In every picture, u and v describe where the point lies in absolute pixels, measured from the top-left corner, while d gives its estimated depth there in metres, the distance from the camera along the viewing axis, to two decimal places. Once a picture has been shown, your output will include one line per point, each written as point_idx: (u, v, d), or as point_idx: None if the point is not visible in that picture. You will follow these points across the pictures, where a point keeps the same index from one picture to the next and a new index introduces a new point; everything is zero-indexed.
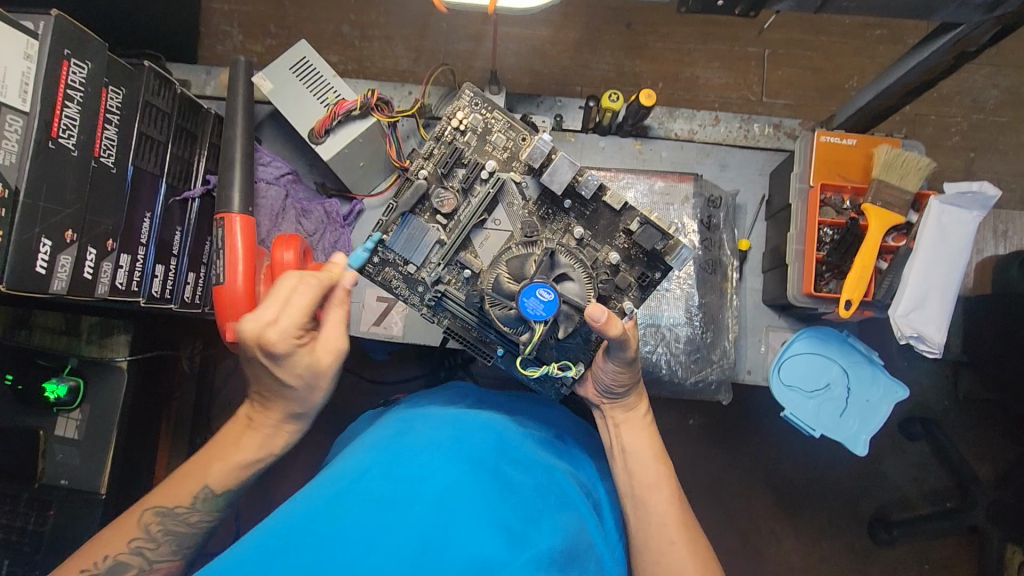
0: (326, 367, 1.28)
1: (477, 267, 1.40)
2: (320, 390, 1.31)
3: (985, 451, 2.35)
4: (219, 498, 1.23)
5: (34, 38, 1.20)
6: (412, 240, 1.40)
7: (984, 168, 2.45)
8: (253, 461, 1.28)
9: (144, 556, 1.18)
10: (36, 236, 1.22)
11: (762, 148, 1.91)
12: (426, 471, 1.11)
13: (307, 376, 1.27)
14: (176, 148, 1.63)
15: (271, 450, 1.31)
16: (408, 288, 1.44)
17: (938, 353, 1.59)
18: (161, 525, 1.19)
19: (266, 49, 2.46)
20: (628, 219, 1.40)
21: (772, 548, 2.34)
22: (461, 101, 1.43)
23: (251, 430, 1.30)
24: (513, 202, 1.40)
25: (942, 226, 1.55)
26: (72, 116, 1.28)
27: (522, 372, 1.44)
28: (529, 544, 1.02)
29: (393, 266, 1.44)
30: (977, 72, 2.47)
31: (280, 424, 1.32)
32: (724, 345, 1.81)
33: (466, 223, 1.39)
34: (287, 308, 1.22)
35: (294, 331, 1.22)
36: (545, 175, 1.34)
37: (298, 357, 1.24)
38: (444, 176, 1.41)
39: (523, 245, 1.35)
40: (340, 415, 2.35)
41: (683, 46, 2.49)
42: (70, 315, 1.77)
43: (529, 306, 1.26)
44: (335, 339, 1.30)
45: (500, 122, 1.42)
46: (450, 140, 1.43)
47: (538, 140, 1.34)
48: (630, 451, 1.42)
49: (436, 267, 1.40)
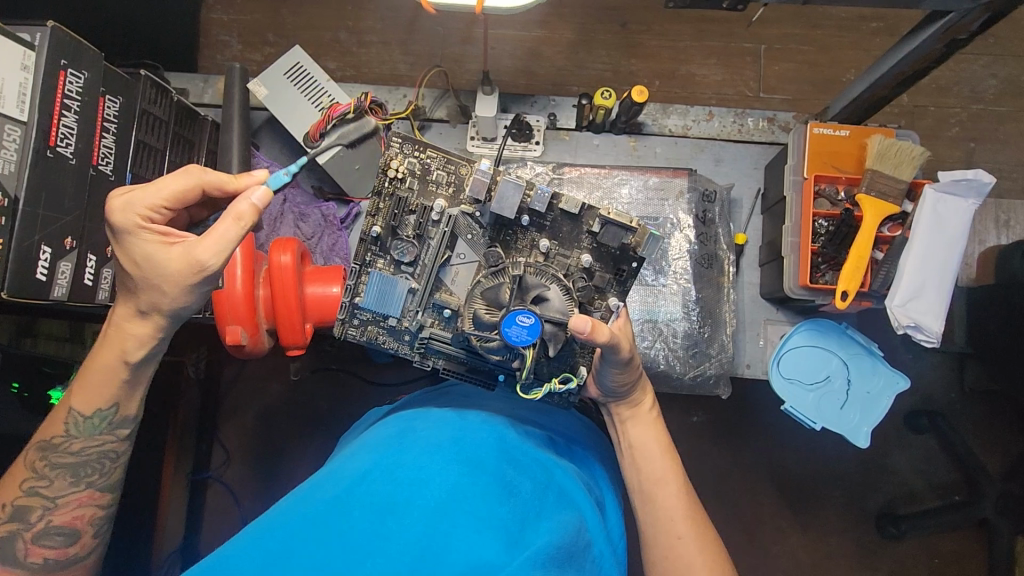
0: (172, 271, 1.16)
1: (455, 305, 1.43)
2: (168, 293, 1.18)
3: (994, 442, 2.33)
4: (89, 418, 1.23)
5: (31, 49, 1.23)
6: (384, 295, 1.43)
7: (985, 157, 2.43)
8: (110, 371, 1.23)
9: (43, 495, 1.19)
10: (36, 242, 1.24)
11: (757, 142, 1.91)
12: (426, 472, 1.10)
13: (144, 268, 1.17)
14: (174, 155, 1.65)
15: (123, 353, 1.22)
16: (395, 340, 1.49)
17: (937, 342, 1.58)
18: (46, 460, 1.21)
19: (264, 57, 2.48)
20: (591, 219, 1.39)
21: (778, 544, 2.32)
22: (391, 150, 1.44)
23: (102, 344, 1.24)
24: (470, 233, 1.42)
25: (938, 214, 1.55)
26: (70, 125, 1.31)
27: (524, 398, 1.41)
28: (528, 544, 1.03)
29: (375, 323, 1.48)
30: (974, 62, 2.47)
31: (126, 323, 1.22)
32: (722, 339, 1.81)
33: (431, 266, 1.42)
34: (152, 186, 1.19)
35: (140, 209, 1.18)
36: (493, 204, 1.35)
37: (140, 241, 1.17)
38: (397, 228, 1.43)
39: (491, 275, 1.35)
40: (344, 418, 2.37)
41: (679, 44, 2.49)
42: (75, 323, 1.80)
43: (513, 335, 1.24)
44: (197, 247, 1.15)
45: (437, 159, 1.44)
46: (392, 191, 1.44)
47: (477, 173, 1.36)
48: (637, 448, 1.43)
49: (417, 316, 1.45)
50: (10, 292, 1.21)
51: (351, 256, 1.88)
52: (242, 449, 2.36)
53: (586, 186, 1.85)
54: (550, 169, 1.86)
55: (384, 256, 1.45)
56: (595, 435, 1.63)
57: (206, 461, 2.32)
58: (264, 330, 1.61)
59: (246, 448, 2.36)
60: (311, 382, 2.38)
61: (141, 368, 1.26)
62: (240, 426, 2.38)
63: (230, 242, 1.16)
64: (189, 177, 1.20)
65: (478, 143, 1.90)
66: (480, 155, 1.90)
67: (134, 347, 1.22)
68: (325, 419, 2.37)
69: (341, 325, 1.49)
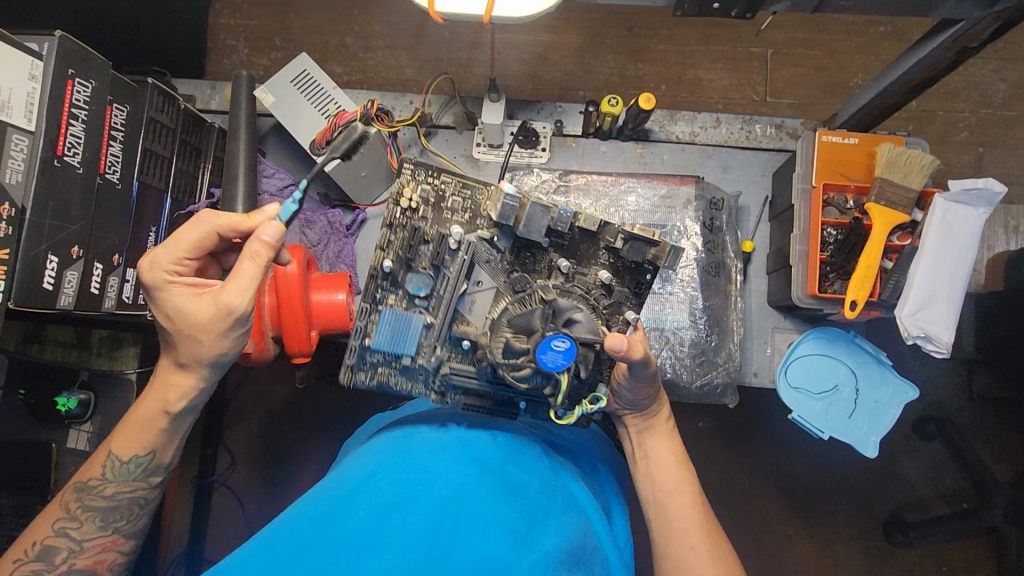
0: (202, 319, 1.20)
1: (475, 335, 1.37)
2: (203, 341, 1.22)
3: (1002, 450, 2.30)
4: (127, 464, 1.25)
5: (39, 58, 1.23)
6: (399, 333, 1.39)
7: (994, 163, 2.41)
8: (151, 419, 1.26)
9: (71, 536, 1.21)
10: (42, 252, 1.25)
11: (765, 148, 1.90)
12: (432, 474, 1.11)
13: (176, 320, 1.22)
14: (181, 163, 1.65)
15: (162, 404, 1.26)
16: (409, 380, 1.44)
17: (946, 353, 1.56)
18: (81, 502, 1.23)
19: (271, 62, 2.48)
20: (610, 235, 1.38)
21: (785, 551, 2.31)
22: (403, 178, 1.40)
23: (147, 391, 1.28)
24: (489, 259, 1.37)
25: (948, 224, 1.54)
26: (77, 135, 1.31)
27: (558, 421, 1.36)
28: (535, 546, 1.04)
29: (386, 364, 1.43)
30: (984, 66, 2.45)
31: (169, 374, 1.27)
32: (729, 348, 1.80)
33: (448, 298, 1.36)
34: (172, 242, 1.24)
35: (166, 265, 1.24)
36: (521, 227, 1.30)
37: (170, 294, 1.23)
38: (411, 260, 1.39)
39: (519, 303, 1.31)
40: (348, 422, 2.37)
41: (685, 48, 2.48)
42: (82, 330, 1.75)
43: (548, 360, 1.20)
44: (225, 293, 1.19)
45: (451, 184, 1.40)
46: (405, 221, 1.40)
47: (504, 198, 1.29)
48: (653, 458, 1.43)
49: (433, 351, 1.39)
50: (18, 302, 1.22)
51: (356, 264, 1.87)
52: (248, 454, 2.36)
53: (593, 194, 1.85)
54: (556, 176, 1.86)
55: (395, 292, 1.41)
56: (607, 447, 1.62)
57: (213, 466, 2.32)
58: (269, 338, 1.59)
59: (251, 452, 2.36)
60: (316, 388, 2.38)
61: (184, 417, 1.30)
62: (245, 431, 2.38)
63: (252, 281, 1.20)
64: (204, 225, 1.25)
65: (485, 150, 1.90)
66: (487, 162, 1.90)
67: (175, 399, 1.26)
68: (330, 424, 2.37)
69: (348, 371, 1.44)
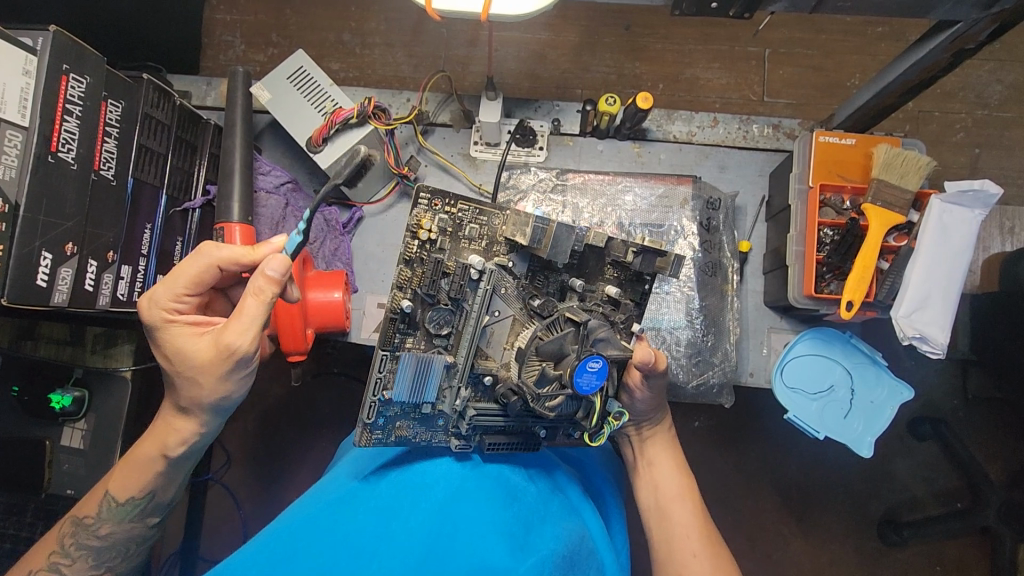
0: (201, 358, 1.26)
1: (497, 370, 1.30)
2: (204, 384, 1.27)
3: (996, 451, 2.31)
4: (122, 507, 1.32)
5: (33, 54, 1.23)
6: (419, 380, 1.25)
7: (990, 164, 2.41)
8: (149, 462, 1.32)
9: (61, 571, 1.28)
10: (36, 249, 1.24)
11: (762, 149, 1.90)
12: (427, 483, 1.14)
13: (176, 360, 1.28)
14: (176, 159, 1.64)
15: (163, 447, 1.32)
16: (427, 429, 1.34)
17: (941, 354, 1.57)
18: (74, 539, 1.30)
19: (268, 58, 2.47)
20: (619, 250, 1.35)
21: (780, 550, 2.32)
22: (418, 209, 1.34)
23: (149, 434, 1.34)
24: (505, 287, 1.31)
25: (944, 226, 1.55)
26: (72, 130, 1.30)
27: (590, 442, 1.35)
28: (534, 550, 1.02)
29: (404, 417, 1.32)
30: (981, 67, 2.45)
31: (171, 417, 1.33)
32: (725, 348, 1.80)
33: (470, 333, 1.28)
34: (171, 280, 1.29)
35: (164, 304, 1.29)
36: (547, 250, 1.28)
37: (172, 333, 1.29)
38: (430, 298, 1.30)
39: (546, 329, 1.25)
40: (344, 420, 2.36)
41: (683, 47, 2.48)
42: (75, 325, 1.73)
43: (583, 383, 1.18)
44: (226, 333, 1.23)
45: (468, 212, 1.35)
46: (422, 256, 1.33)
47: (533, 220, 1.27)
48: (656, 465, 1.45)
49: (456, 394, 1.29)
50: (9, 300, 1.20)
51: (354, 262, 1.87)
52: (242, 452, 2.35)
53: (590, 193, 1.85)
54: (553, 175, 1.86)
55: (413, 334, 1.32)
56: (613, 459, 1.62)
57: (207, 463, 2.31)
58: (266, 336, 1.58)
59: (247, 450, 2.36)
60: (312, 386, 2.37)
61: (190, 454, 1.36)
62: (240, 429, 2.36)
63: (256, 318, 1.23)
64: (203, 259, 1.28)
65: (481, 149, 1.90)
66: (484, 160, 1.90)
67: (174, 443, 1.32)
68: (327, 422, 2.36)
69: (364, 432, 1.30)
